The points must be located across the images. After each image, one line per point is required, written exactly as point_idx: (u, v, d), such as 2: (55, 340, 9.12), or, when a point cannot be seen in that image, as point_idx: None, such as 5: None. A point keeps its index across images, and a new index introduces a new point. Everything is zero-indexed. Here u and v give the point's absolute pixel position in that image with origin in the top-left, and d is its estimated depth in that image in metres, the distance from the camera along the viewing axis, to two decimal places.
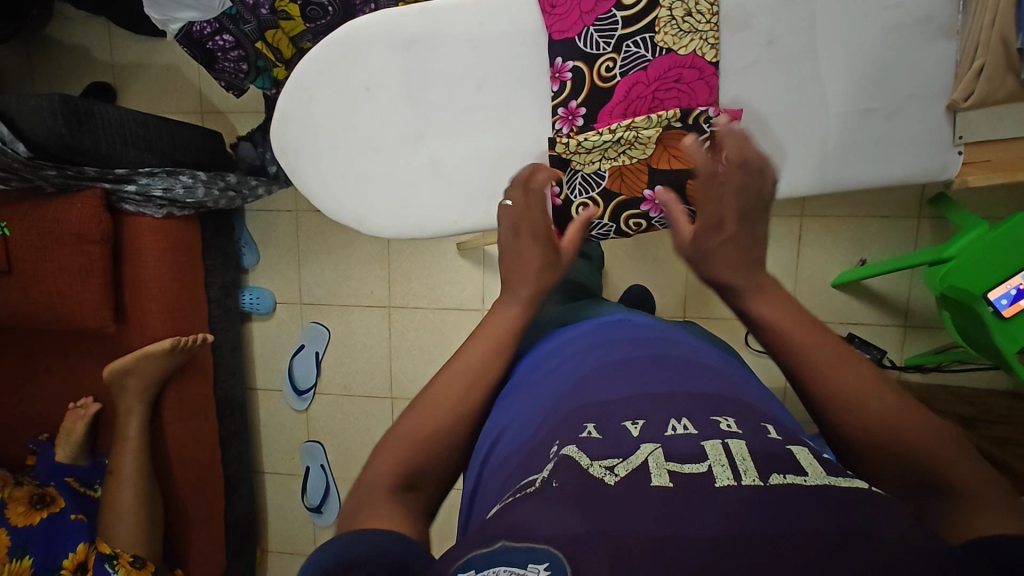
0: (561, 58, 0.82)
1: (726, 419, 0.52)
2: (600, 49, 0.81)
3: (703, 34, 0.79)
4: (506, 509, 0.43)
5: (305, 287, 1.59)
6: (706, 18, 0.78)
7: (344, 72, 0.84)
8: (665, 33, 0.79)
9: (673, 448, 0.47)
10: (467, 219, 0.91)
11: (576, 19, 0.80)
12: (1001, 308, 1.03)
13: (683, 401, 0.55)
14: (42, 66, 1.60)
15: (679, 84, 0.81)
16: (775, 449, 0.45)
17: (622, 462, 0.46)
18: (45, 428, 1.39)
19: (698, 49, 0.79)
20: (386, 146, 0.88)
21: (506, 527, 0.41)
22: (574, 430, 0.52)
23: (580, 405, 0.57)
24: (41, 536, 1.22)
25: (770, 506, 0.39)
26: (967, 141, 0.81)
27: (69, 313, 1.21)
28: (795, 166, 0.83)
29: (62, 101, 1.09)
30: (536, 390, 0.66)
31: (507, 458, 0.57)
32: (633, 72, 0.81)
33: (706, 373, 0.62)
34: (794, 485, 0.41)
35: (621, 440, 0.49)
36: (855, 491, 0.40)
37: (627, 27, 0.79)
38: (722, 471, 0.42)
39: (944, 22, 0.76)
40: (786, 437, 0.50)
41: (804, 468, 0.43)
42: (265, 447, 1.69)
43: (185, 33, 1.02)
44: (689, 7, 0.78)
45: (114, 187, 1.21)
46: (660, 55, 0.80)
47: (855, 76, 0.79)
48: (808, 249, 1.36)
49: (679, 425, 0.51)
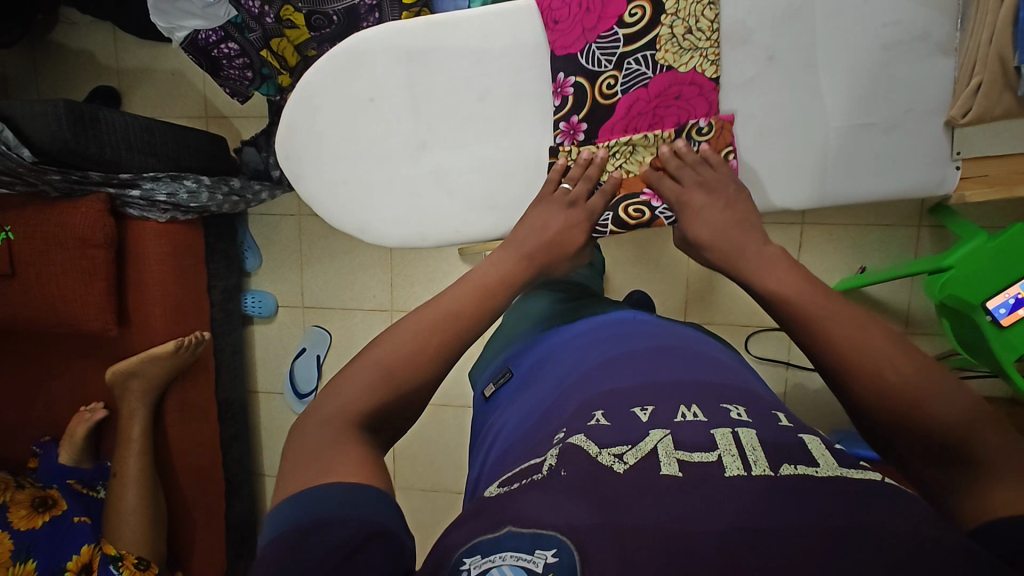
0: (562, 73, 0.83)
1: (735, 407, 0.53)
2: (601, 66, 0.82)
3: (703, 51, 0.80)
4: (510, 497, 0.43)
5: (308, 290, 1.60)
6: (707, 35, 0.79)
7: (348, 85, 0.85)
8: (666, 50, 0.80)
9: (683, 436, 0.48)
10: (470, 228, 0.92)
11: (578, 36, 0.81)
12: (1000, 316, 1.04)
13: (689, 391, 0.56)
14: (48, 71, 1.62)
15: (678, 102, 0.82)
16: (784, 440, 0.46)
17: (630, 449, 0.46)
18: (48, 430, 1.39)
19: (698, 66, 0.80)
20: (389, 155, 0.89)
21: (512, 514, 0.41)
22: (582, 419, 0.53)
23: (586, 396, 0.58)
24: (44, 539, 1.21)
25: (776, 499, 0.39)
26: (965, 157, 0.83)
27: (72, 315, 1.21)
28: (794, 179, 0.84)
29: (67, 106, 1.09)
30: (543, 385, 0.67)
31: (513, 447, 0.58)
32: (634, 89, 0.82)
33: (712, 365, 0.63)
34: (805, 476, 0.41)
35: (629, 426, 0.50)
36: (866, 483, 0.41)
37: (629, 44, 0.81)
38: (732, 461, 0.43)
39: (942, 39, 0.77)
40: (795, 425, 0.51)
41: (816, 458, 0.44)
42: (266, 450, 1.69)
43: (191, 41, 1.03)
44: (689, 25, 0.79)
45: (119, 191, 1.22)
46: (660, 72, 0.81)
47: (854, 91, 0.79)
48: (809, 257, 1.36)
49: (689, 412, 0.52)
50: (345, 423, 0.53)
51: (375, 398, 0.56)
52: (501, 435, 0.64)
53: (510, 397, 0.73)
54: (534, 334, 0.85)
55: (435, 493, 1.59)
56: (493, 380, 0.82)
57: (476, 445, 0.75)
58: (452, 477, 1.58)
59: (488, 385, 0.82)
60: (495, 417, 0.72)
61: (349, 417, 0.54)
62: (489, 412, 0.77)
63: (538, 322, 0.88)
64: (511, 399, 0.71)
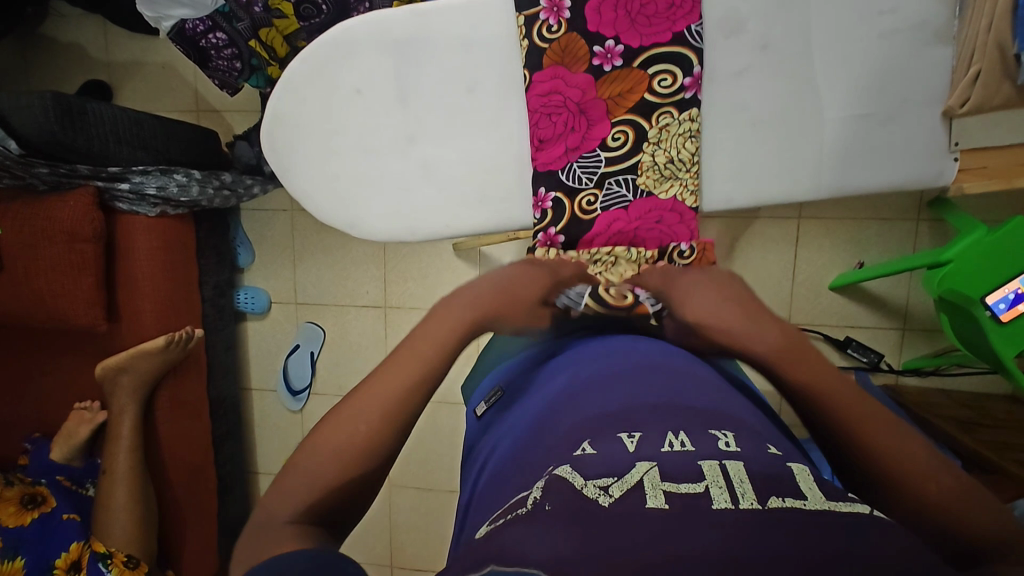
0: (544, 189, 0.87)
1: (724, 435, 0.53)
2: (581, 183, 0.86)
3: (683, 180, 0.84)
4: (497, 533, 0.43)
5: (301, 287, 1.59)
6: (687, 166, 0.83)
7: (334, 75, 0.83)
8: (648, 175, 0.85)
9: (669, 466, 0.48)
10: (462, 220, 0.90)
11: (560, 153, 0.85)
12: (1000, 312, 1.03)
13: (678, 415, 0.56)
14: (39, 64, 1.60)
15: (660, 225, 0.86)
16: (771, 472, 0.46)
17: (616, 482, 0.46)
18: (38, 427, 1.38)
19: (678, 195, 0.85)
20: (378, 149, 0.87)
21: (496, 551, 0.40)
22: (569, 449, 0.53)
23: (575, 421, 0.59)
24: (33, 536, 1.19)
25: (768, 527, 0.38)
26: (963, 148, 0.81)
27: (60, 310, 1.20)
28: (786, 169, 0.83)
29: (55, 97, 1.07)
30: (531, 406, 0.68)
31: (502, 473, 0.58)
32: (612, 208, 0.86)
33: (703, 384, 0.63)
34: (794, 508, 0.41)
35: (616, 455, 0.50)
36: (857, 516, 0.40)
37: (611, 166, 0.84)
38: (719, 493, 0.43)
39: (939, 27, 0.76)
40: (785, 454, 0.52)
41: (804, 491, 0.43)
42: (259, 447, 1.67)
43: (178, 30, 1.01)
44: (671, 155, 0.83)
45: (108, 185, 1.20)
46: (640, 197, 0.85)
47: (850, 82, 0.78)
48: (806, 252, 1.35)
49: (676, 440, 0.52)
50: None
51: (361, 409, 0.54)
52: (493, 457, 0.64)
53: (502, 416, 0.73)
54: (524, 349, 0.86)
55: (429, 490, 1.58)
56: (484, 399, 0.82)
57: (468, 466, 0.75)
58: (446, 475, 1.57)
59: (480, 403, 0.83)
60: (486, 439, 0.72)
61: None
62: (481, 431, 0.77)
63: None
64: (503, 419, 0.72)
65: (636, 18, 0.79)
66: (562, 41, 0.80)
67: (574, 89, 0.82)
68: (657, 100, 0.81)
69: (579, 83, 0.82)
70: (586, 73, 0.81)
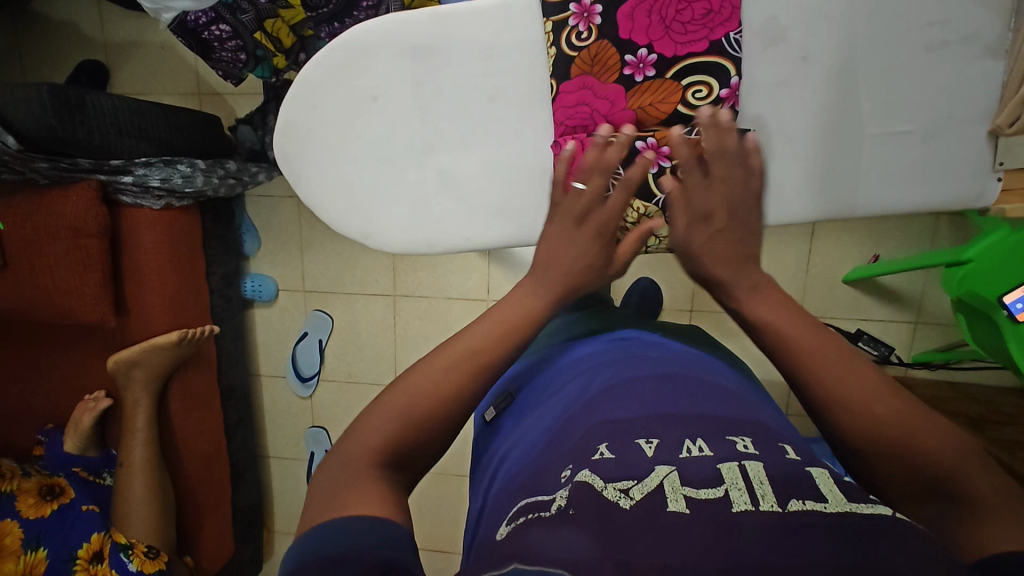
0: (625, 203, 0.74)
1: (742, 439, 0.52)
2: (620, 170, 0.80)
3: None
4: (518, 533, 0.44)
5: (309, 274, 1.57)
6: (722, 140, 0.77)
7: (351, 81, 0.81)
8: None
9: (689, 472, 0.47)
10: (480, 237, 0.87)
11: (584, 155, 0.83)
12: (1017, 311, 1.00)
13: (696, 422, 0.55)
14: (30, 44, 1.54)
15: None
16: (792, 474, 0.45)
17: (637, 484, 0.46)
18: (51, 418, 1.38)
19: None
20: (394, 156, 0.84)
21: (519, 551, 0.40)
22: (587, 453, 0.53)
23: (592, 425, 0.58)
24: (53, 526, 1.21)
25: (786, 535, 0.39)
26: (1008, 168, 0.78)
27: (69, 308, 1.18)
28: (824, 185, 0.80)
29: (52, 91, 1.03)
30: (546, 411, 0.68)
31: (515, 478, 0.59)
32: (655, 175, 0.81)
33: (717, 393, 0.62)
34: (813, 512, 0.41)
35: (635, 460, 0.50)
36: (876, 518, 0.40)
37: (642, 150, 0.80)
38: (739, 496, 0.43)
39: (993, 39, 0.72)
40: (805, 457, 0.50)
41: (824, 494, 0.43)
42: (271, 432, 1.69)
43: (179, 23, 0.94)
44: None
45: (111, 178, 1.17)
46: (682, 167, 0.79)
47: (894, 97, 0.75)
48: (821, 245, 1.34)
49: (694, 446, 0.51)
50: (373, 458, 0.52)
51: (384, 442, 0.53)
52: (507, 464, 0.64)
53: (515, 420, 0.74)
54: (531, 355, 0.87)
55: (438, 475, 1.60)
56: (493, 404, 0.83)
57: (478, 472, 0.75)
58: (457, 460, 1.59)
59: (488, 408, 0.83)
60: (497, 446, 0.72)
61: (359, 449, 0.52)
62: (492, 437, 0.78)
63: (538, 343, 0.90)
64: (516, 424, 0.72)
65: (671, 24, 0.74)
66: (591, 49, 0.77)
67: (601, 100, 0.79)
68: (691, 112, 0.77)
69: (609, 94, 0.78)
70: (616, 83, 0.78)
